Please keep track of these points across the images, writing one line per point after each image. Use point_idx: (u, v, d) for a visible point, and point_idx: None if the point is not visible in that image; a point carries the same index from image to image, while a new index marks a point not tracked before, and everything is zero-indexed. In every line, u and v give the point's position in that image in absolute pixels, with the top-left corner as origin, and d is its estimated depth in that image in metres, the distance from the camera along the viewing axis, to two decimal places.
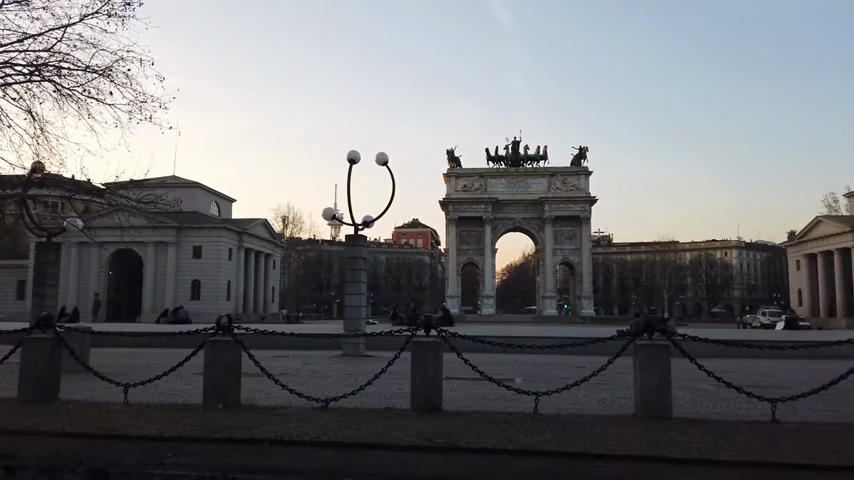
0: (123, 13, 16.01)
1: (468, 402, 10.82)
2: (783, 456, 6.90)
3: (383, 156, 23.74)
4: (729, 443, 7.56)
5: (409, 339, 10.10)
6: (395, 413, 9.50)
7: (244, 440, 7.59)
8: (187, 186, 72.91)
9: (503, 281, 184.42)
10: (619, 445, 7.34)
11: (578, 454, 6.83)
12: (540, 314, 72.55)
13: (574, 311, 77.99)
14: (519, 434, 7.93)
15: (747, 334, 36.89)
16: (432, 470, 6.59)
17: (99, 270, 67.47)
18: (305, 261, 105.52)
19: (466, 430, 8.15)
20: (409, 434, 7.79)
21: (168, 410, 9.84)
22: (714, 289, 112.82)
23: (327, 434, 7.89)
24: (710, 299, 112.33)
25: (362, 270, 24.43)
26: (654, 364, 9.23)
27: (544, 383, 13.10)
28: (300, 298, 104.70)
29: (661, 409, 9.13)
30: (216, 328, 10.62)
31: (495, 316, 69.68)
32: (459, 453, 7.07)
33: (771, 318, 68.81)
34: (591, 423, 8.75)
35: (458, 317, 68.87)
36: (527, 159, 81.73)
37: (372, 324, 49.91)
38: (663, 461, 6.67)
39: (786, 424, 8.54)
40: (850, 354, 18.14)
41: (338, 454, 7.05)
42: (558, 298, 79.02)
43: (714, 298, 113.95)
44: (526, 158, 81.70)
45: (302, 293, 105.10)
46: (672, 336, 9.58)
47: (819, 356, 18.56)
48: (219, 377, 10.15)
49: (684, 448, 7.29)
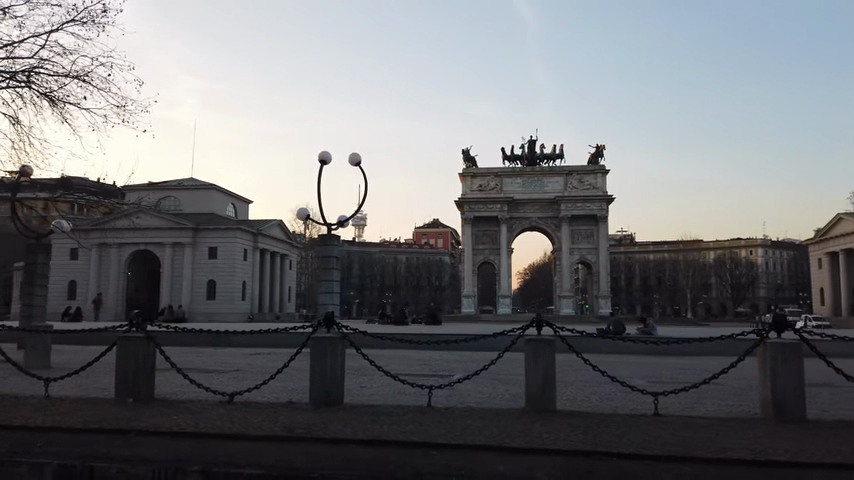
0: (103, 17, 14.57)
1: (376, 397, 11.05)
2: (619, 445, 7.14)
3: (355, 156, 24.03)
4: (583, 434, 7.77)
5: (310, 335, 10.35)
6: (291, 406, 9.83)
7: (116, 429, 8.04)
8: (203, 188, 73.77)
9: (526, 281, 183.54)
10: (469, 435, 7.65)
11: (417, 444, 7.12)
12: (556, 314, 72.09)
13: (593, 311, 77.35)
14: (384, 426, 8.28)
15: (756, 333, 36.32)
16: (271, 460, 6.95)
17: (119, 271, 68.73)
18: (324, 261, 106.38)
19: (338, 421, 8.47)
20: (277, 425, 8.13)
21: (78, 403, 10.28)
22: (739, 289, 110.94)
23: (203, 425, 8.30)
24: (734, 299, 110.59)
25: (334, 268, 24.82)
26: (538, 360, 9.45)
27: (468, 379, 13.11)
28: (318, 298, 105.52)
29: (544, 403, 9.40)
30: (129, 325, 11.01)
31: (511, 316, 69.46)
32: (310, 441, 7.41)
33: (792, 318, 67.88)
34: (470, 417, 9.01)
35: (472, 318, 68.88)
36: (543, 157, 81.26)
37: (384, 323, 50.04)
38: (494, 450, 6.91)
39: (660, 418, 8.76)
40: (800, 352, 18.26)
41: (190, 445, 7.45)
42: (576, 297, 78.44)
43: (739, 299, 112.08)
44: (543, 156, 81.27)
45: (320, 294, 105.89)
46: (560, 329, 9.80)
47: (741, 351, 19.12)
48: (129, 374, 10.53)
49: (530, 437, 7.53)
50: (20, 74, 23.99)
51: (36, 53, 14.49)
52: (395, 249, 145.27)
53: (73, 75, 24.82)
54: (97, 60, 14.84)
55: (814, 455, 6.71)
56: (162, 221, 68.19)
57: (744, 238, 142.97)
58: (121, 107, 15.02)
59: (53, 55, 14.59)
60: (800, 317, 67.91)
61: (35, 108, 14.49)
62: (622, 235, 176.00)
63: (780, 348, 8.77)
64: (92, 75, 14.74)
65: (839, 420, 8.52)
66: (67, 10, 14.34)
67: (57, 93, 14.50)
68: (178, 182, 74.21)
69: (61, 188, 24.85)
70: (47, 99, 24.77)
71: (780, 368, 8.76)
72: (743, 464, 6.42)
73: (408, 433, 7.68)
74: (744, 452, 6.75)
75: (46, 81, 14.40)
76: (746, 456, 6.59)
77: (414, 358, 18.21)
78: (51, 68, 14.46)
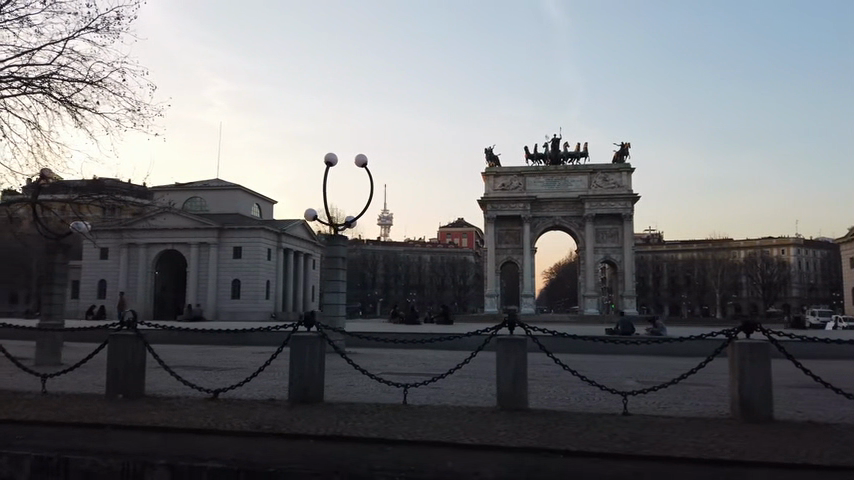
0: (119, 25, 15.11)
1: (358, 395, 11.28)
2: (574, 443, 7.24)
3: (361, 157, 24.35)
4: (542, 431, 7.90)
5: (291, 334, 10.62)
6: (270, 402, 10.13)
7: (94, 424, 8.40)
8: (229, 189, 74.85)
9: (553, 280, 182.41)
10: (429, 432, 7.85)
11: (374, 441, 7.36)
12: (580, 314, 71.64)
13: (618, 310, 76.59)
14: (351, 422, 8.50)
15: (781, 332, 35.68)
16: (233, 455, 7.23)
17: (146, 271, 70.15)
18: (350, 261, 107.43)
19: (309, 419, 8.73)
20: (249, 421, 8.42)
21: (71, 399, 10.69)
22: (771, 289, 108.69)
23: (180, 420, 8.67)
24: (765, 299, 108.44)
25: (339, 269, 25.26)
26: (509, 358, 9.64)
27: (455, 378, 13.23)
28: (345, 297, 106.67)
29: (515, 401, 9.56)
30: (120, 323, 11.45)
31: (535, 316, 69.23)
32: (274, 437, 7.70)
33: (821, 318, 66.52)
34: (441, 413, 9.18)
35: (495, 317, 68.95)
36: (568, 156, 80.69)
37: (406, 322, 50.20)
38: (448, 446, 7.11)
39: (629, 418, 8.86)
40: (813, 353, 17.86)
41: (160, 439, 7.77)
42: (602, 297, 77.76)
43: (771, 299, 109.86)
44: (567, 155, 80.69)
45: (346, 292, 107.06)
46: (533, 329, 9.97)
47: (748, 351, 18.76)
48: (119, 371, 10.94)
49: (489, 434, 7.68)
50: (36, 80, 24.69)
51: (55, 58, 14.87)
52: (419, 249, 145.50)
53: (87, 80, 25.65)
54: (113, 65, 15.28)
55: (761, 452, 6.80)
56: (189, 221, 69.48)
57: (776, 237, 140.07)
58: (133, 112, 15.49)
59: (73, 63, 15.03)
60: (830, 317, 66.44)
61: (53, 113, 14.90)
62: (649, 234, 173.76)
63: (748, 349, 8.78)
64: (106, 78, 15.16)
65: (809, 422, 8.50)
66: (85, 17, 14.81)
67: (73, 96, 14.91)
68: (204, 183, 75.56)
69: (96, 190, 25.70)
70: (64, 105, 25.53)
71: (748, 369, 8.77)
72: (689, 462, 6.48)
73: (371, 431, 7.90)
74: (692, 451, 6.83)
75: (65, 86, 14.85)
76: (693, 454, 6.67)
77: (414, 357, 18.40)
78: (69, 75, 14.87)
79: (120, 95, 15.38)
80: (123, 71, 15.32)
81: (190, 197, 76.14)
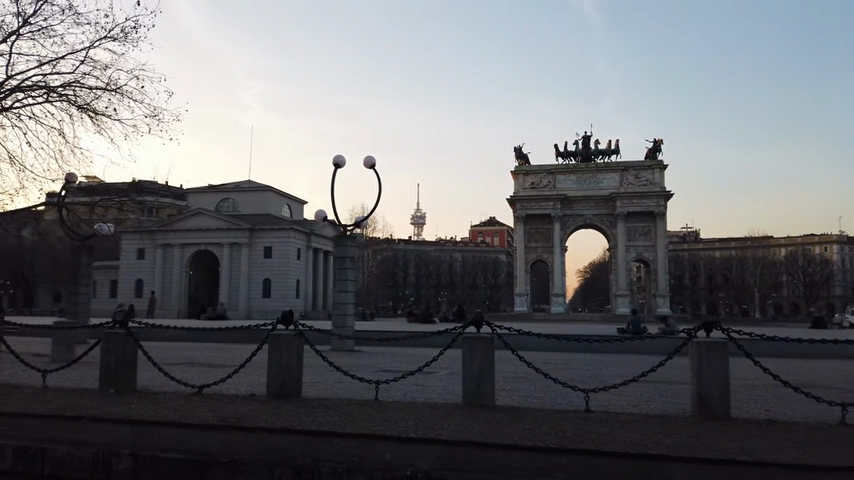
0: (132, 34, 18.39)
1: (333, 388, 11.60)
2: (518, 437, 7.51)
3: (369, 159, 24.78)
4: (491, 426, 8.11)
5: (269, 332, 10.97)
6: (249, 398, 10.51)
7: (73, 416, 8.98)
8: (260, 190, 75.86)
9: (587, 279, 180.40)
10: (382, 425, 8.17)
11: (326, 433, 7.74)
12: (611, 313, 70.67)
13: (650, 310, 75.43)
14: (314, 416, 8.87)
15: (814, 333, 34.89)
16: (193, 445, 7.69)
17: (181, 270, 71.97)
18: (382, 260, 108.12)
19: (271, 413, 9.08)
20: (213, 415, 8.84)
21: (64, 392, 11.31)
22: (813, 288, 105.33)
23: (158, 412, 9.16)
24: (807, 298, 105.39)
25: (350, 269, 25.72)
26: (475, 355, 9.89)
27: (433, 375, 13.47)
28: (377, 297, 107.26)
29: (482, 397, 9.80)
30: (113, 322, 12.04)
31: (566, 315, 68.50)
32: (235, 429, 8.12)
33: None
34: (407, 408, 9.46)
35: (525, 315, 68.58)
36: (599, 153, 80.01)
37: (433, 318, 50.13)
38: (393, 440, 7.46)
39: (589, 413, 9.11)
40: (829, 353, 17.52)
41: (129, 431, 8.24)
42: (634, 296, 76.66)
43: (812, 298, 106.68)
44: (598, 152, 79.99)
45: (379, 291, 107.70)
46: (499, 328, 10.19)
47: (757, 352, 18.50)
48: (112, 365, 11.50)
49: (438, 428, 7.96)
50: (59, 89, 25.75)
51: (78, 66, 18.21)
52: (451, 248, 145.80)
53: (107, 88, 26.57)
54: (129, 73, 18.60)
55: (696, 447, 6.97)
56: (220, 221, 71.06)
57: (818, 233, 135.94)
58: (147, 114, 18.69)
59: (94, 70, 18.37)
60: None
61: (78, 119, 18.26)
62: (686, 232, 170.70)
63: (705, 346, 8.86)
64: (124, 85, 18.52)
65: (766, 419, 8.59)
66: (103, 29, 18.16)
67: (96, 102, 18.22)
68: (237, 185, 77.02)
69: (132, 192, 26.81)
70: (86, 113, 26.56)
71: (705, 366, 8.86)
72: (619, 458, 6.74)
73: (329, 424, 8.27)
74: (626, 446, 7.08)
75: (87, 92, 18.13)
76: (627, 449, 6.91)
77: (418, 356, 18.67)
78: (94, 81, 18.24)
79: (133, 99, 18.66)
80: (138, 78, 18.68)
81: (224, 199, 77.65)
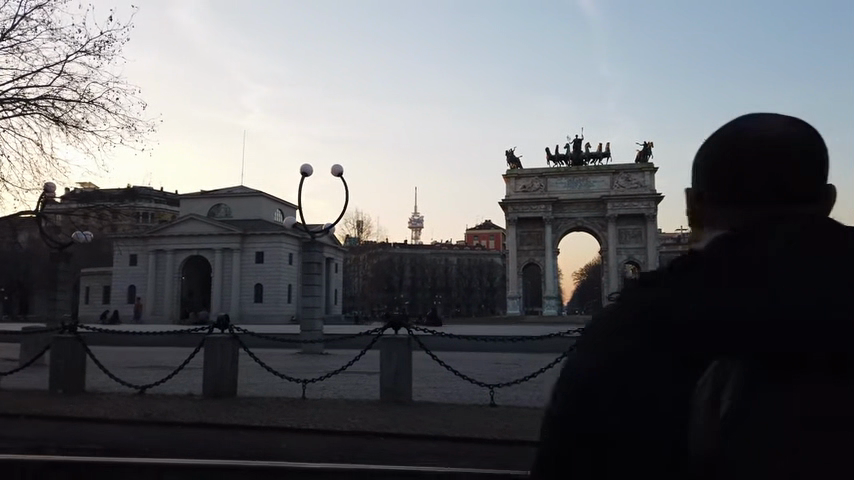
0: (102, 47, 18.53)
1: (267, 387, 12.30)
2: (408, 427, 8.32)
3: (336, 167, 25.63)
4: (390, 418, 8.91)
5: (206, 335, 11.70)
6: (187, 397, 11.24)
7: (15, 415, 9.71)
8: (252, 196, 76.45)
9: (583, 282, 180.98)
10: (292, 419, 8.98)
11: (237, 426, 8.53)
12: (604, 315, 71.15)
13: None
14: (235, 412, 9.65)
15: None
16: (116, 438, 8.46)
17: (173, 275, 72.44)
18: (378, 264, 108.69)
19: (197, 410, 9.84)
20: (141, 412, 9.59)
21: (16, 394, 12.03)
22: None
23: (96, 410, 9.89)
24: None
25: (316, 276, 26.34)
26: (391, 355, 10.65)
27: (366, 375, 14.16)
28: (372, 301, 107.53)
29: (397, 393, 10.57)
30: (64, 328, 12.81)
31: (559, 317, 69.07)
32: (157, 424, 8.89)
33: None
34: (326, 405, 10.25)
35: (518, 318, 69.11)
36: (590, 156, 81.20)
37: (425, 324, 50.64)
38: (294, 432, 8.25)
39: (492, 406, 9.91)
40: None
41: (61, 426, 9.00)
42: None
43: None
44: (589, 155, 81.21)
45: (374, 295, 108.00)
46: (416, 330, 10.96)
47: None
48: (62, 368, 12.24)
49: (341, 421, 8.71)
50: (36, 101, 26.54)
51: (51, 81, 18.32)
52: (446, 251, 146.61)
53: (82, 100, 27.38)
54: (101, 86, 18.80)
55: None
56: (212, 227, 71.83)
57: None
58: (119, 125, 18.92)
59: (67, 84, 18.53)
60: None
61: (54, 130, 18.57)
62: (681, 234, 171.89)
63: None
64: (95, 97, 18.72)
65: None
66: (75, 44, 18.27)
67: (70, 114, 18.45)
68: (229, 191, 77.68)
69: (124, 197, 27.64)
70: (62, 125, 27.34)
71: None
72: (490, 444, 7.58)
73: (245, 418, 9.06)
74: (497, 435, 7.89)
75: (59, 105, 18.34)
76: (499, 437, 7.75)
77: (369, 358, 19.32)
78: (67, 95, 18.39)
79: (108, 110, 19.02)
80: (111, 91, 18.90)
81: (216, 204, 78.03)
